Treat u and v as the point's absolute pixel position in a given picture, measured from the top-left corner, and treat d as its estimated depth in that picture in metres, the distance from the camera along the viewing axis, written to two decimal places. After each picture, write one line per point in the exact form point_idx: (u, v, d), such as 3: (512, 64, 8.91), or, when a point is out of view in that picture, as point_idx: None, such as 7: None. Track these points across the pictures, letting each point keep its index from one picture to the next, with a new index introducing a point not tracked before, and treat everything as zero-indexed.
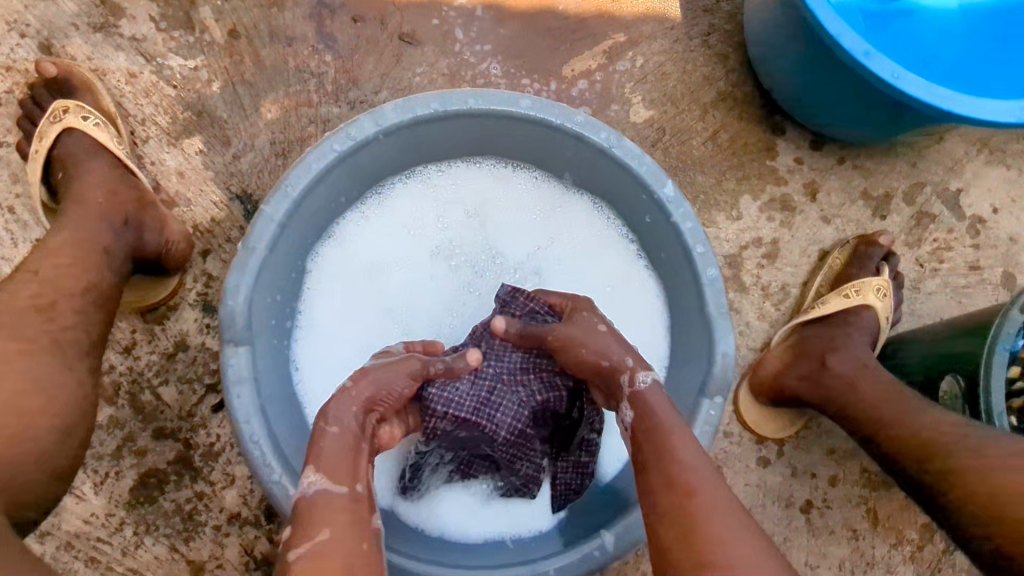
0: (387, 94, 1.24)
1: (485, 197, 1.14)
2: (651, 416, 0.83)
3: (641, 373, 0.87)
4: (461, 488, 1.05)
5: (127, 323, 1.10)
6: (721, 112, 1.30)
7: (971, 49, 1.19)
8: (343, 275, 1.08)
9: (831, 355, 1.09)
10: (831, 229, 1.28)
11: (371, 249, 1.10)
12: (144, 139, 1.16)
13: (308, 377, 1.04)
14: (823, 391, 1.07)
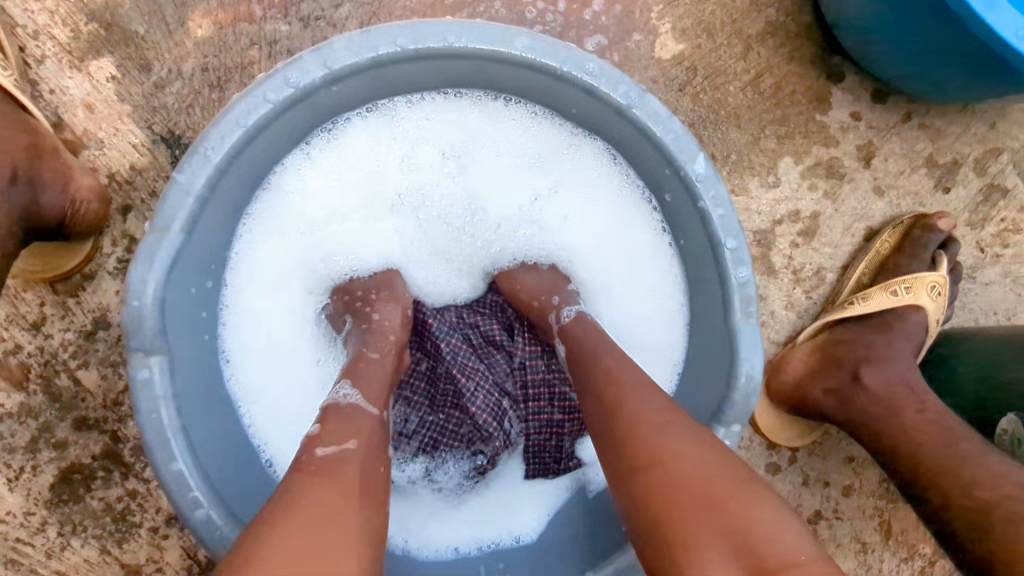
0: (350, 7, 0.97)
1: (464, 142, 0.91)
2: (579, 340, 0.78)
3: (565, 309, 0.83)
4: (428, 479, 0.93)
5: (34, 295, 0.92)
6: (768, 49, 1.05)
7: None
8: (286, 243, 0.88)
9: (865, 367, 0.92)
10: (883, 203, 1.08)
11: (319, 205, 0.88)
12: (38, 60, 0.92)
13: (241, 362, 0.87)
14: (852, 411, 0.91)
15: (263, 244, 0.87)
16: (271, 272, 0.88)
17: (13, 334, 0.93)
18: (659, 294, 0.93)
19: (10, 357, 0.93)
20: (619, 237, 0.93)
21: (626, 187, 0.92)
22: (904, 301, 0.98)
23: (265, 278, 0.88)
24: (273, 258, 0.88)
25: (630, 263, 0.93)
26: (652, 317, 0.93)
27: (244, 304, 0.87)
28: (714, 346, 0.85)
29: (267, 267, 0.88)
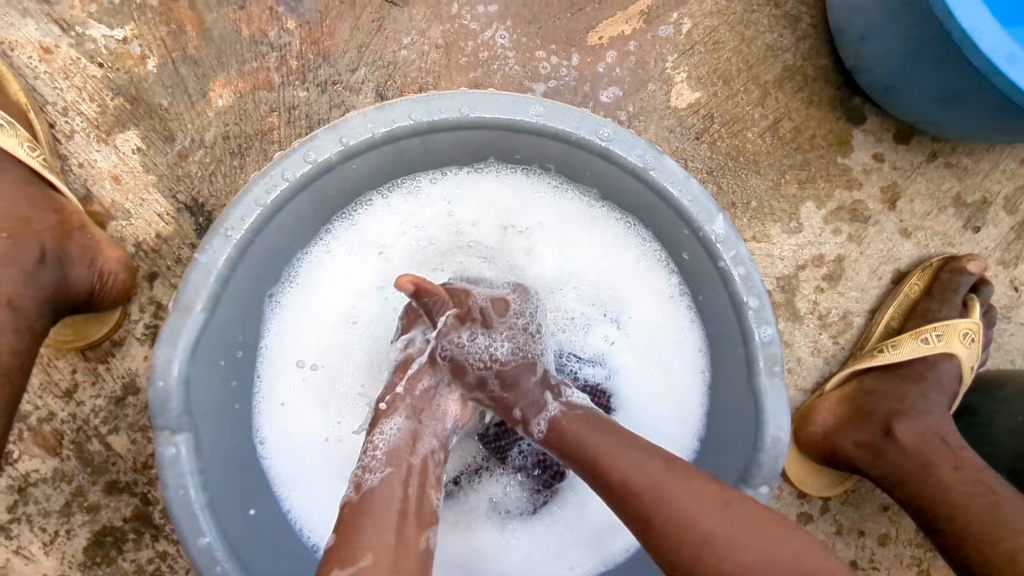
0: (366, 71, 0.98)
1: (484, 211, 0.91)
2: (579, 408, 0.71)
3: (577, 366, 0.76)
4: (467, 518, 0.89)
5: (66, 362, 0.96)
6: (786, 93, 1.04)
7: None
8: (313, 319, 0.88)
9: (898, 421, 0.91)
10: (910, 244, 1.05)
11: (343, 280, 0.89)
12: (67, 135, 0.95)
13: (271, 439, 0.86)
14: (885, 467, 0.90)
15: (291, 319, 0.88)
16: (299, 348, 0.88)
17: (46, 402, 0.96)
18: (686, 358, 0.91)
19: (44, 424, 0.96)
20: (646, 303, 0.92)
21: (649, 250, 0.91)
22: (935, 349, 0.96)
23: (293, 354, 0.88)
24: (300, 335, 0.88)
25: (659, 334, 0.91)
26: (682, 383, 0.91)
27: (273, 385, 0.87)
28: (742, 408, 0.83)
29: (295, 342, 0.88)
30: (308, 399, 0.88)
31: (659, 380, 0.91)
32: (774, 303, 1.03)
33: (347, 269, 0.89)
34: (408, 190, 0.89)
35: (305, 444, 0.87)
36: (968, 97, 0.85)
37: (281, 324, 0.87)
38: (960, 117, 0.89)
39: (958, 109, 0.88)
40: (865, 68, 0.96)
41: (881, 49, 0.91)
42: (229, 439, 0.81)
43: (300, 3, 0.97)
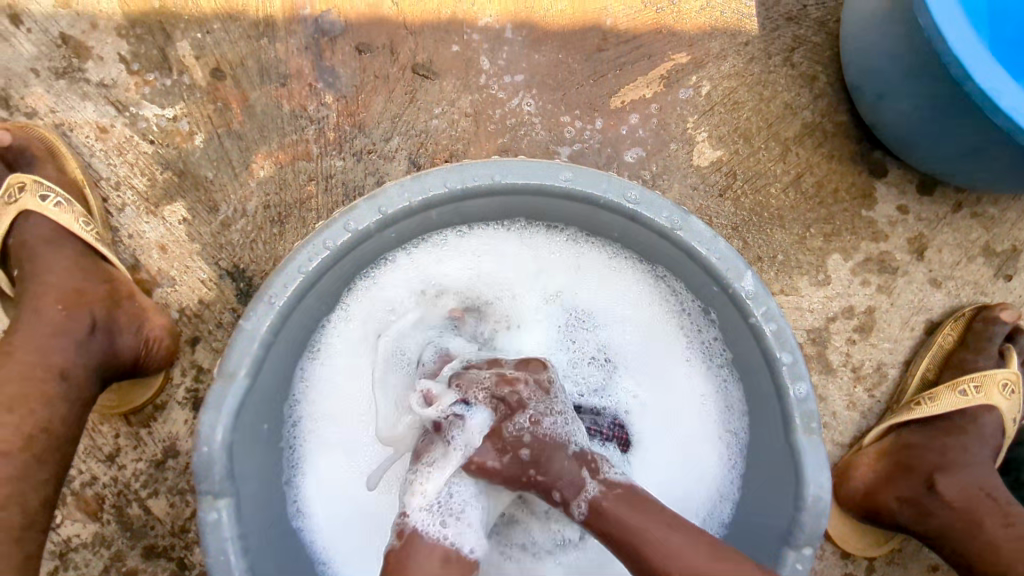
0: (399, 140, 1.03)
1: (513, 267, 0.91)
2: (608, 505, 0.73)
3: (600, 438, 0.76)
4: None
5: (110, 427, 0.98)
6: (807, 148, 1.06)
7: None
8: (342, 376, 0.88)
9: (941, 476, 0.90)
10: (941, 294, 1.05)
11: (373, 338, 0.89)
12: (119, 207, 1.01)
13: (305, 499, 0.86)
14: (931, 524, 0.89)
15: (320, 376, 0.87)
16: (328, 405, 0.87)
17: (89, 466, 0.97)
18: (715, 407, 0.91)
19: (86, 488, 0.97)
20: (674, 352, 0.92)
21: (677, 303, 0.91)
22: (975, 401, 0.95)
23: (322, 412, 0.87)
24: (328, 392, 0.88)
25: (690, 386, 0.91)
26: (711, 434, 0.90)
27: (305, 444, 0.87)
28: (779, 464, 0.82)
29: (325, 398, 0.87)
30: (337, 456, 0.87)
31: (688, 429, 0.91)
32: (806, 356, 1.03)
33: (376, 324, 0.89)
34: (435, 248, 0.90)
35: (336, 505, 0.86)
36: (986, 147, 0.86)
37: (311, 383, 0.87)
38: (975, 165, 0.90)
39: (973, 158, 0.89)
40: (885, 122, 0.97)
41: (899, 104, 0.93)
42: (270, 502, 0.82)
43: (337, 79, 1.03)
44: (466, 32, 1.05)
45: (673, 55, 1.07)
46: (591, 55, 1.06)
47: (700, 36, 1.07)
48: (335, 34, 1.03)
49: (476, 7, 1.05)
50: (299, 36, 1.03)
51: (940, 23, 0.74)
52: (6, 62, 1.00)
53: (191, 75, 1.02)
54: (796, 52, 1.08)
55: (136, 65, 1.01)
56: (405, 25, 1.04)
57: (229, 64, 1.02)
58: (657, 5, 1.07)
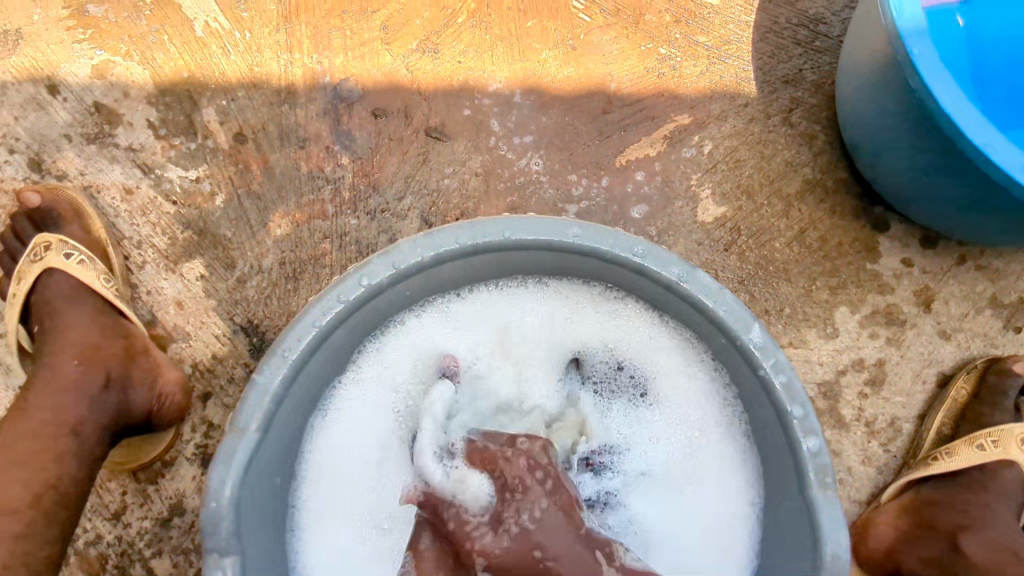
0: (412, 199, 1.07)
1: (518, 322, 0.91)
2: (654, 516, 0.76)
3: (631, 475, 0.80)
4: None
5: (117, 484, 0.97)
6: (808, 205, 1.09)
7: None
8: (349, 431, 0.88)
9: (964, 536, 0.88)
10: (951, 346, 1.05)
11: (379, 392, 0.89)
12: (139, 265, 1.04)
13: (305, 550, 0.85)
14: None
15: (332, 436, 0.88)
16: (337, 466, 0.87)
17: (94, 524, 0.96)
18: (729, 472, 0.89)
19: (90, 547, 0.96)
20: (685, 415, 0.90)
21: (684, 359, 0.91)
22: (993, 456, 0.93)
23: (329, 472, 0.87)
24: (336, 450, 0.87)
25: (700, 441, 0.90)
26: (727, 496, 0.88)
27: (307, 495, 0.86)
28: (795, 521, 0.80)
29: (332, 456, 0.87)
30: (343, 515, 0.86)
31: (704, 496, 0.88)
32: (818, 410, 1.02)
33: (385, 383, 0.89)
34: (443, 308, 0.91)
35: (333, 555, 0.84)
36: (981, 199, 0.88)
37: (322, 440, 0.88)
38: (972, 217, 0.93)
39: (972, 210, 0.91)
40: (886, 175, 0.99)
41: (897, 159, 0.95)
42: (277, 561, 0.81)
43: (354, 141, 1.08)
44: (477, 97, 1.10)
45: (675, 117, 1.11)
46: (597, 117, 1.11)
47: (701, 99, 1.12)
48: (352, 100, 1.09)
49: (486, 74, 1.11)
50: (318, 102, 1.09)
51: (931, 81, 0.76)
52: (42, 129, 1.06)
53: (215, 139, 1.07)
54: (794, 112, 1.12)
55: (163, 130, 1.07)
56: (419, 91, 1.10)
57: (251, 129, 1.07)
58: (659, 70, 1.13)
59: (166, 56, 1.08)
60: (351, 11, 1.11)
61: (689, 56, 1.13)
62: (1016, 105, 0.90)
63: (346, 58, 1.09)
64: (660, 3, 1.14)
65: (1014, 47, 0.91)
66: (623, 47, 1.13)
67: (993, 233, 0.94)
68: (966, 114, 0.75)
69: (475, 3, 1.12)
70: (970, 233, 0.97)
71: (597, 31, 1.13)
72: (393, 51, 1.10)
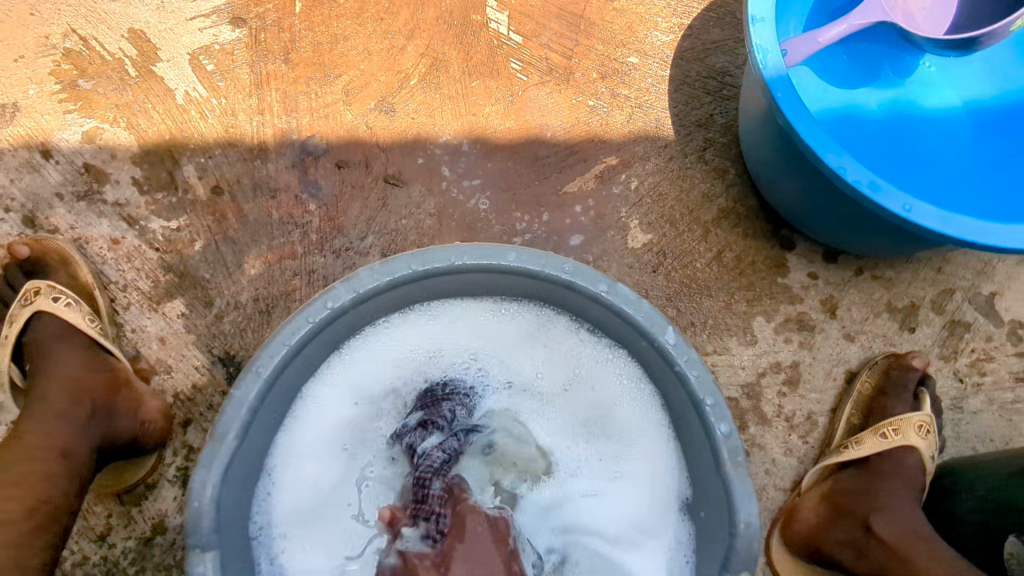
0: (373, 238, 1.20)
1: (503, 327, 1.04)
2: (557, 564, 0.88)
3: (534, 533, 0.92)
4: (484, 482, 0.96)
5: (103, 508, 1.04)
6: (724, 229, 1.24)
7: (896, 119, 1.08)
8: (338, 408, 1.00)
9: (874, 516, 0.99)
10: (856, 347, 1.19)
11: (379, 374, 1.01)
12: (124, 306, 1.14)
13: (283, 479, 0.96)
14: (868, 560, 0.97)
15: (318, 419, 0.99)
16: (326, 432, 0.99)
17: (80, 546, 1.03)
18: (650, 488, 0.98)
19: (77, 568, 1.02)
20: (619, 428, 1.01)
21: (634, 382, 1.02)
22: (895, 443, 1.05)
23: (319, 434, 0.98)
24: (326, 426, 0.99)
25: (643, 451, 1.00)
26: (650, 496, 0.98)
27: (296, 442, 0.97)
28: (715, 494, 0.91)
29: (324, 422, 0.99)
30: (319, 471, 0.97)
31: (635, 496, 0.98)
32: (742, 409, 1.15)
33: (364, 387, 1.01)
34: (411, 324, 1.03)
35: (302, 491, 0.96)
36: (855, 218, 1.04)
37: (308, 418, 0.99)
38: (853, 232, 1.09)
39: (851, 227, 1.07)
40: (780, 198, 1.14)
41: (788, 183, 1.10)
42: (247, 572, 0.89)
43: (320, 190, 1.21)
44: (429, 147, 1.25)
45: (604, 158, 1.27)
46: (535, 161, 1.26)
47: (626, 142, 1.28)
48: (318, 154, 1.23)
49: (437, 128, 1.26)
50: (287, 157, 1.22)
51: (795, 119, 0.93)
52: (36, 189, 1.18)
53: (194, 192, 1.19)
54: (708, 150, 1.28)
55: (147, 186, 1.19)
56: (377, 144, 1.24)
57: (227, 182, 1.20)
58: (589, 120, 1.29)
59: (150, 121, 1.22)
60: (315, 78, 1.26)
61: (615, 107, 1.30)
62: (884, 126, 1.07)
63: (312, 118, 1.24)
64: (587, 62, 1.32)
65: (877, 81, 1.09)
66: (557, 100, 1.30)
67: (874, 245, 1.10)
68: (824, 145, 0.91)
69: (425, 68, 1.29)
70: (857, 246, 1.12)
71: (534, 87, 1.29)
72: (354, 110, 1.25)
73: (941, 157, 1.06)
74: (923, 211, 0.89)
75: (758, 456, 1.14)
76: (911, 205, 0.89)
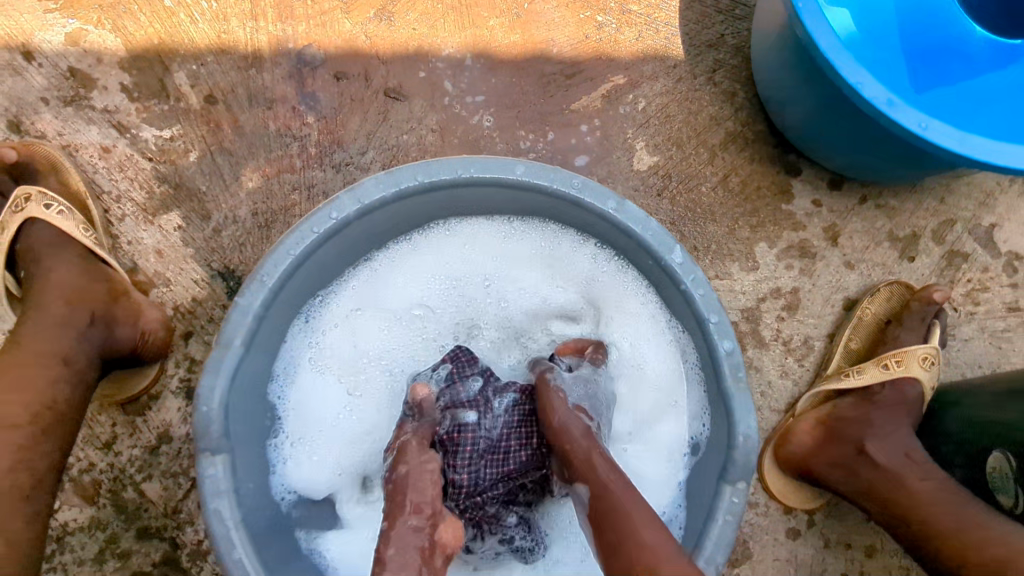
0: (374, 154, 1.17)
1: (517, 251, 1.04)
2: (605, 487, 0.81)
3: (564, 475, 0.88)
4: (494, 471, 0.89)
5: (107, 417, 1.05)
6: (731, 154, 1.22)
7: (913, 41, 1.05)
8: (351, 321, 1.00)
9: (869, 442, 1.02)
10: (855, 275, 1.21)
11: (393, 289, 1.02)
12: (119, 218, 1.12)
13: (296, 386, 0.97)
14: (858, 483, 1.02)
15: (329, 331, 1.00)
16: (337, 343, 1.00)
17: (86, 453, 1.04)
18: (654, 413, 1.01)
19: (84, 474, 1.04)
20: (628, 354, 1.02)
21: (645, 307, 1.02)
22: (897, 374, 1.08)
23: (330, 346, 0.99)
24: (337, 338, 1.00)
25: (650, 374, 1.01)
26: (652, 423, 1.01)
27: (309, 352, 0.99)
28: (715, 408, 0.94)
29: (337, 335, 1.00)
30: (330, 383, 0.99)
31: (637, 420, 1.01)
32: (741, 333, 1.17)
33: (376, 303, 1.02)
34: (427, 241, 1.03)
35: (313, 401, 0.98)
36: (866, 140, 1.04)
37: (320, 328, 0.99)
38: (863, 155, 1.08)
39: (860, 151, 1.07)
40: (791, 119, 1.12)
41: (802, 102, 1.08)
42: (256, 484, 0.90)
43: (318, 102, 1.17)
44: (431, 61, 1.20)
45: (612, 78, 1.23)
46: (541, 78, 1.22)
47: (634, 61, 1.24)
48: (316, 65, 1.18)
49: (439, 40, 1.21)
50: (283, 67, 1.17)
51: (815, 31, 0.90)
52: (20, 92, 1.13)
53: (187, 101, 1.15)
54: (717, 72, 1.25)
55: (137, 93, 1.14)
56: (376, 56, 1.19)
57: (221, 92, 1.16)
58: (597, 36, 1.24)
59: (137, 24, 1.15)
60: None
61: (624, 23, 1.25)
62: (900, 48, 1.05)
63: (308, 25, 1.18)
64: None
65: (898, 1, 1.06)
66: (564, 15, 1.24)
67: (883, 168, 1.09)
68: (845, 60, 0.89)
69: None
70: (863, 170, 1.12)
71: (540, 0, 1.24)
72: (352, 19, 1.19)
73: (956, 82, 1.04)
74: (938, 130, 0.88)
75: (754, 378, 1.17)
76: (927, 123, 0.88)
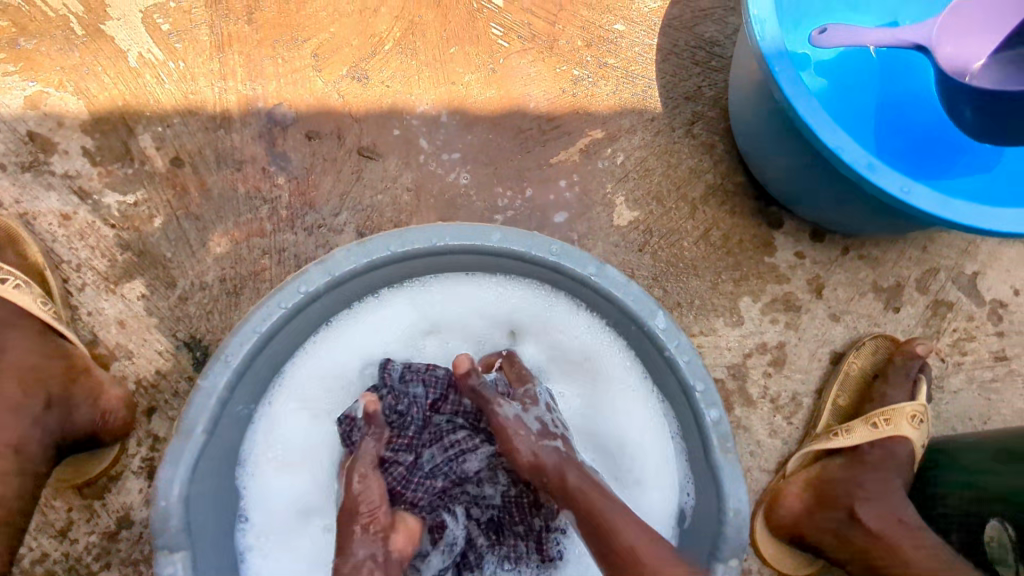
0: (347, 215, 1.13)
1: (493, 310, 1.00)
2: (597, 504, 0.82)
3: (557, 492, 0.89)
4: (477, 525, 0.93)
5: (62, 502, 0.99)
6: (712, 207, 1.21)
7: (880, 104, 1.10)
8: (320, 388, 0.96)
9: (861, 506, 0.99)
10: (841, 327, 1.19)
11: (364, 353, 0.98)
12: (78, 287, 1.07)
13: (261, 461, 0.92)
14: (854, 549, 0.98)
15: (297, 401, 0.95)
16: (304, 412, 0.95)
17: (40, 543, 0.98)
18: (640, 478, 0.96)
19: (37, 565, 0.97)
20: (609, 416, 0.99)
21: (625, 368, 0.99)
22: (885, 433, 1.06)
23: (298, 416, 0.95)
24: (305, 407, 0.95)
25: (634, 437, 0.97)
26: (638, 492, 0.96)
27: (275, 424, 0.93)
28: (703, 478, 0.91)
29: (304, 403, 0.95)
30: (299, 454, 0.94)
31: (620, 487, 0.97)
32: (728, 391, 1.14)
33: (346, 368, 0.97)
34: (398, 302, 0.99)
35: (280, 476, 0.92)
36: (846, 197, 1.02)
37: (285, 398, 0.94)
38: (843, 211, 1.06)
39: (841, 206, 1.05)
40: (770, 174, 1.11)
41: (780, 158, 1.06)
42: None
43: (289, 162, 1.14)
44: (406, 118, 1.18)
45: (590, 132, 1.22)
46: (517, 133, 1.20)
47: (612, 114, 1.23)
48: (287, 124, 1.15)
49: (413, 97, 1.19)
50: (252, 127, 1.14)
51: (792, 95, 0.89)
52: None
53: (152, 164, 1.11)
54: (695, 125, 1.24)
55: (99, 157, 1.10)
56: (349, 114, 1.17)
57: (188, 154, 1.12)
58: (573, 90, 1.23)
59: (100, 86, 1.12)
60: (282, 41, 1.17)
61: (600, 77, 1.24)
62: None
63: (279, 84, 1.16)
64: (571, 29, 1.25)
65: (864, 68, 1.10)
66: (540, 70, 1.23)
67: (865, 223, 1.07)
68: (822, 123, 0.88)
69: (400, 32, 1.20)
70: (845, 224, 1.10)
71: (515, 55, 1.23)
72: (324, 77, 1.17)
73: None
74: (918, 194, 0.87)
75: (742, 437, 1.13)
76: (907, 186, 0.87)
